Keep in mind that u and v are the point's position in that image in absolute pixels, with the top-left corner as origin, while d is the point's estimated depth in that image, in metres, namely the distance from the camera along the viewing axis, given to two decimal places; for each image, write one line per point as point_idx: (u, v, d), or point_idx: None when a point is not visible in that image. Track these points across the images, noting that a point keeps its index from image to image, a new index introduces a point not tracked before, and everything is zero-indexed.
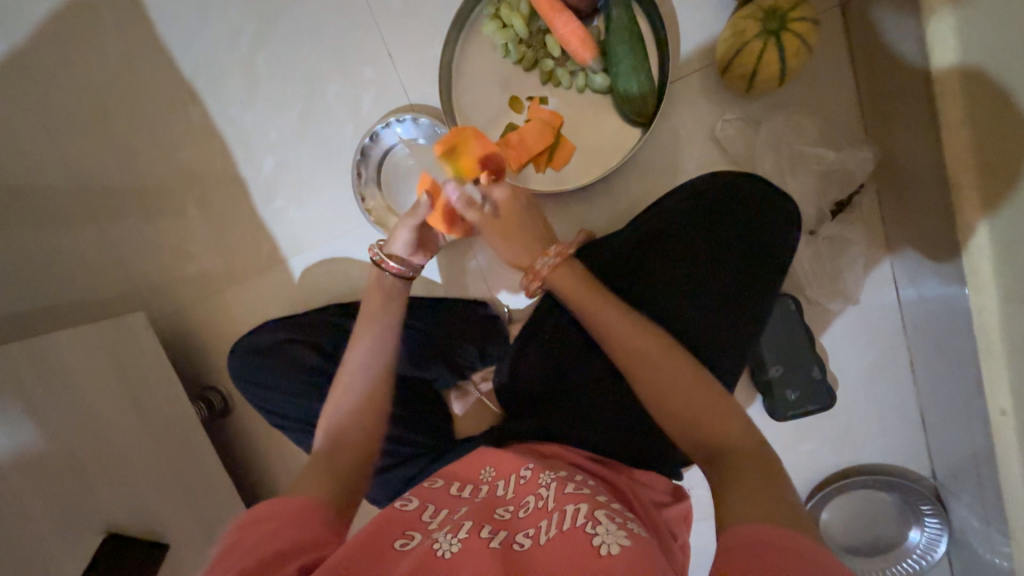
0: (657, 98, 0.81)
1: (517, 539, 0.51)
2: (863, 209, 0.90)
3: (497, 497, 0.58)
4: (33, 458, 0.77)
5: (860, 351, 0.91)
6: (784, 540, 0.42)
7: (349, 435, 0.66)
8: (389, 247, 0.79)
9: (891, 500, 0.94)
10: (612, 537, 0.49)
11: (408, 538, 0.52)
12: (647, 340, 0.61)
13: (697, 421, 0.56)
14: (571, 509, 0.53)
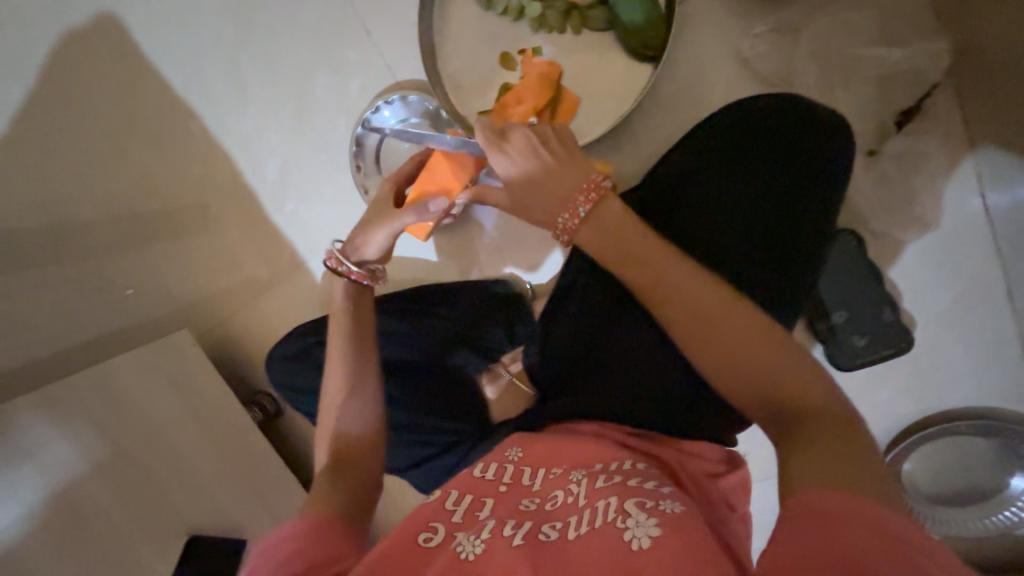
0: (665, 23, 0.71)
1: (543, 531, 0.50)
2: (935, 115, 0.75)
3: (522, 485, 0.56)
4: (113, 475, 0.85)
5: (944, 283, 0.78)
6: (855, 509, 0.38)
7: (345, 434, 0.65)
8: (363, 251, 0.72)
9: (989, 446, 0.83)
10: (642, 530, 0.46)
11: (431, 531, 0.52)
12: (693, 301, 0.52)
13: (766, 389, 0.49)
14: (602, 505, 0.49)
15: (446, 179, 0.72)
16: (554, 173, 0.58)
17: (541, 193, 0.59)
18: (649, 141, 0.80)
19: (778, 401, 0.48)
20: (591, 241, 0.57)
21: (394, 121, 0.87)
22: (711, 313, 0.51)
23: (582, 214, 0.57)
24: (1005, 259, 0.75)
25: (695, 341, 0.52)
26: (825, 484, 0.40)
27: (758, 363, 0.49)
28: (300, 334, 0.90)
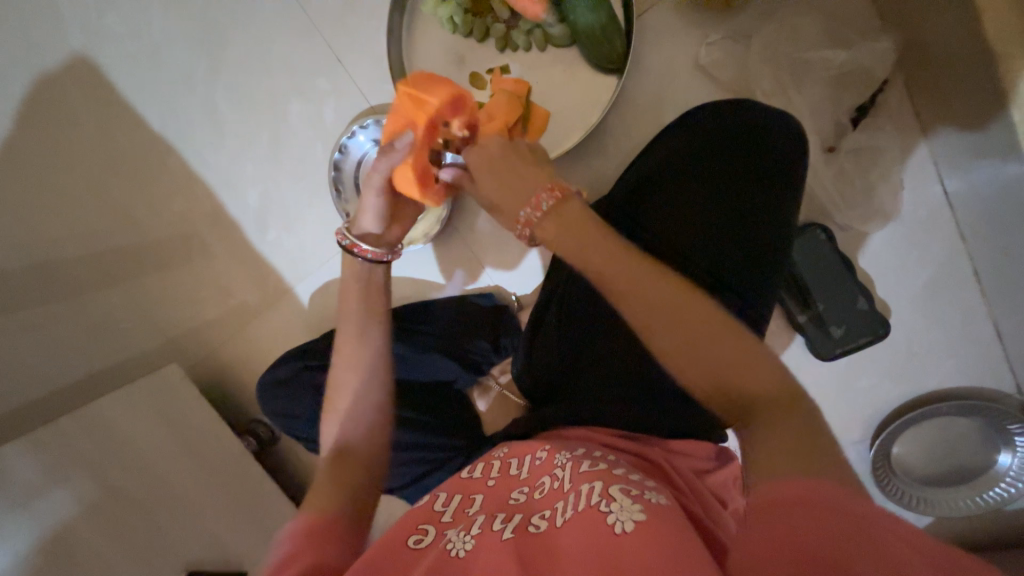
0: (625, 35, 0.73)
1: (532, 522, 0.50)
2: (888, 109, 0.78)
3: (511, 479, 0.57)
4: (108, 516, 0.84)
5: (913, 268, 0.81)
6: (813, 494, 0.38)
7: (354, 444, 0.62)
8: (358, 226, 0.71)
9: (974, 425, 0.85)
10: (626, 514, 0.46)
11: (421, 534, 0.52)
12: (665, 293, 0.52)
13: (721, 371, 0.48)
14: (587, 488, 0.51)
15: (411, 112, 0.67)
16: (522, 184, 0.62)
17: (511, 194, 0.62)
18: (618, 150, 0.82)
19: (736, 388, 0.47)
20: (553, 235, 0.58)
21: (370, 146, 0.88)
22: (687, 305, 0.51)
23: (546, 207, 0.59)
24: (969, 241, 0.78)
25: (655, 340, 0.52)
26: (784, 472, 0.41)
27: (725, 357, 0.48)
28: (289, 360, 0.90)
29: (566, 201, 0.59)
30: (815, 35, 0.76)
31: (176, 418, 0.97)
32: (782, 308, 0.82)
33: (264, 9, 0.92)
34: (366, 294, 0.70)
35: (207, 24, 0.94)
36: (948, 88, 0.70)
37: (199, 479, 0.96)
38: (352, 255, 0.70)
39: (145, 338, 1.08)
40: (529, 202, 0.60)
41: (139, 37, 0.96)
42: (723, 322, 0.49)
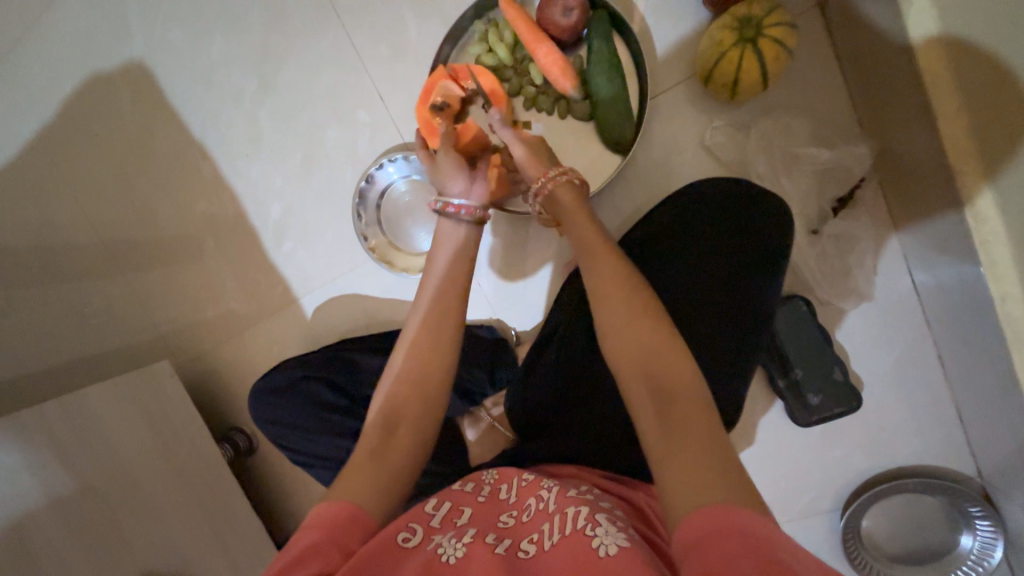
0: (636, 125, 0.82)
1: (521, 546, 0.52)
2: (867, 203, 0.88)
3: (500, 500, 0.59)
4: (70, 510, 0.82)
5: (882, 347, 0.88)
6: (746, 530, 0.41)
7: (412, 418, 0.61)
8: (446, 191, 0.73)
9: (937, 504, 0.89)
10: (611, 539, 0.48)
11: (409, 532, 0.53)
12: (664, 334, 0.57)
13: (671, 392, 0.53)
14: (573, 512, 0.53)
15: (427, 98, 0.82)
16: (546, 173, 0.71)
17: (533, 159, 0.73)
18: (625, 208, 0.90)
19: (666, 392, 0.53)
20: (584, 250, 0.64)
21: (397, 177, 0.95)
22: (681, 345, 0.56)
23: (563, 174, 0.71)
24: (933, 328, 0.85)
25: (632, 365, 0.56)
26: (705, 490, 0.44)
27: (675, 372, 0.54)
28: (285, 368, 0.91)
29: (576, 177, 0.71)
30: (804, 133, 0.87)
31: (157, 416, 0.96)
32: (766, 371, 0.88)
33: (317, 45, 1.01)
34: (454, 270, 0.68)
35: (263, 50, 1.03)
36: (914, 195, 0.80)
37: (170, 483, 0.94)
38: (444, 214, 0.71)
39: (143, 332, 1.09)
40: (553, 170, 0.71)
41: (196, 53, 1.04)
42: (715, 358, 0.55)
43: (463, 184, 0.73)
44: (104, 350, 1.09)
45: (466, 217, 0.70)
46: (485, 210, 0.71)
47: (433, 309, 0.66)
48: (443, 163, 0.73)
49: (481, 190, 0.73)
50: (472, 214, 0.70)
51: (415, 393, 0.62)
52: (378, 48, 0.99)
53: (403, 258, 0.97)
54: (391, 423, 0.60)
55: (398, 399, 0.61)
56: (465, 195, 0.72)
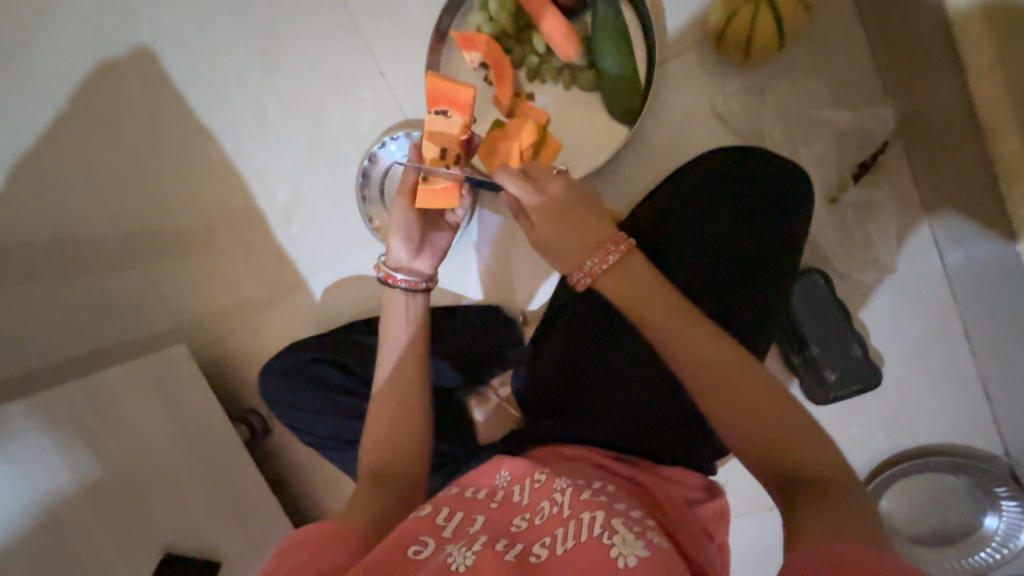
0: (643, 96, 0.79)
1: (534, 550, 0.52)
2: (891, 171, 0.83)
3: (513, 503, 0.59)
4: (95, 489, 0.84)
5: (905, 322, 0.84)
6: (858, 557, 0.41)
7: (389, 460, 0.66)
8: (391, 259, 0.78)
9: (962, 485, 0.86)
10: (629, 549, 0.49)
11: (421, 544, 0.53)
12: (686, 322, 0.57)
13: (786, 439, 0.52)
14: (588, 517, 0.53)
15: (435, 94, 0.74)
16: (578, 235, 0.63)
17: (571, 237, 0.63)
18: (633, 183, 0.87)
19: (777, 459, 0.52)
20: (614, 287, 0.61)
21: (399, 156, 0.94)
22: (697, 348, 0.56)
23: (610, 261, 0.61)
24: (959, 303, 0.81)
25: (717, 392, 0.55)
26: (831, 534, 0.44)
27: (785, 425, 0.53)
28: (296, 350, 0.93)
29: (626, 258, 0.61)
30: (822, 98, 0.83)
31: (176, 400, 1.00)
32: (779, 348, 0.85)
33: (319, 25, 0.99)
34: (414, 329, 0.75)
35: (264, 31, 1.02)
36: (943, 159, 0.75)
37: (189, 463, 0.97)
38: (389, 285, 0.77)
39: (158, 318, 1.11)
40: (595, 255, 0.62)
41: (198, 36, 1.03)
42: (726, 365, 0.55)
43: (407, 254, 0.79)
44: (122, 336, 1.11)
45: (410, 290, 0.76)
46: (429, 285, 0.78)
47: (403, 356, 0.72)
48: (393, 227, 0.77)
49: (425, 262, 0.80)
50: (415, 288, 0.76)
51: (386, 444, 0.66)
52: (379, 23, 0.97)
53: None
54: (377, 466, 0.65)
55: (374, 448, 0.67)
56: (408, 265, 0.78)
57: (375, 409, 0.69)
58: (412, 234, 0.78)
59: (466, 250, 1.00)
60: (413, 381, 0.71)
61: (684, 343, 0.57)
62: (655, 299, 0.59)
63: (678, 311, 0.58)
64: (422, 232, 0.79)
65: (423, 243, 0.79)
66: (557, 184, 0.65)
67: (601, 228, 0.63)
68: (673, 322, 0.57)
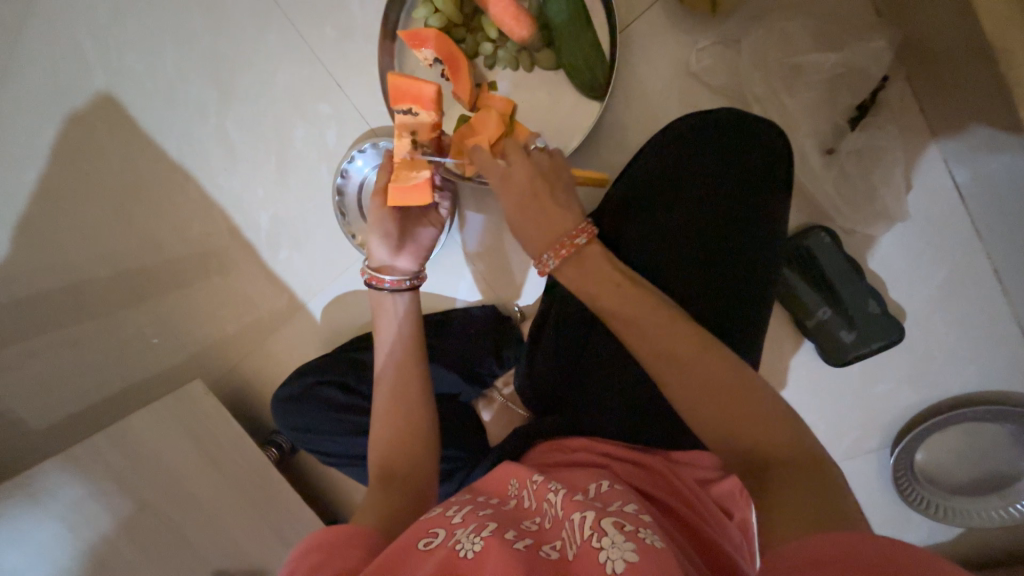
0: (609, 66, 0.74)
1: (544, 549, 0.49)
2: (892, 105, 0.76)
3: (523, 509, 0.56)
4: (138, 528, 0.89)
5: (926, 268, 0.79)
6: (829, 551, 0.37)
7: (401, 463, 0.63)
8: (375, 261, 0.75)
9: (1004, 431, 0.82)
10: (617, 552, 0.46)
11: (431, 536, 0.51)
12: (670, 318, 0.54)
13: (745, 429, 0.50)
14: (578, 519, 0.50)
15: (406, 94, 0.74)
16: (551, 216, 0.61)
17: (533, 224, 0.61)
18: (614, 160, 0.82)
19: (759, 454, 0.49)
20: (598, 280, 0.58)
21: (369, 168, 0.92)
22: (676, 340, 0.53)
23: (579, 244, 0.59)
24: (986, 241, 0.76)
25: (685, 388, 0.52)
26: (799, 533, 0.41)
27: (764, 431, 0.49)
28: (300, 374, 0.94)
29: (584, 247, 0.59)
30: (805, 38, 0.75)
31: (202, 433, 0.99)
32: (789, 314, 0.82)
33: (266, 42, 0.98)
34: (412, 325, 0.73)
35: (215, 58, 1.00)
36: (952, 86, 0.68)
37: (222, 491, 0.97)
38: (375, 287, 0.74)
39: (168, 359, 1.13)
40: (552, 247, 0.60)
41: (154, 73, 1.02)
42: (706, 358, 0.52)
43: (389, 253, 0.76)
44: (134, 382, 1.13)
45: (397, 290, 0.73)
46: (415, 283, 0.75)
47: (401, 357, 0.70)
48: (371, 226, 0.75)
49: (408, 257, 0.78)
50: (402, 286, 0.73)
51: (395, 445, 0.64)
52: (330, 35, 0.95)
53: None
54: (387, 462, 0.63)
55: (382, 452, 0.64)
56: (392, 263, 0.76)
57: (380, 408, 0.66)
58: (390, 232, 0.76)
59: (453, 252, 0.97)
60: (419, 381, 0.68)
61: (664, 336, 0.53)
62: (633, 298, 0.56)
63: (646, 305, 0.55)
64: (399, 228, 0.77)
65: (403, 239, 0.77)
66: (527, 170, 0.63)
67: (563, 216, 0.61)
68: (642, 320, 0.55)
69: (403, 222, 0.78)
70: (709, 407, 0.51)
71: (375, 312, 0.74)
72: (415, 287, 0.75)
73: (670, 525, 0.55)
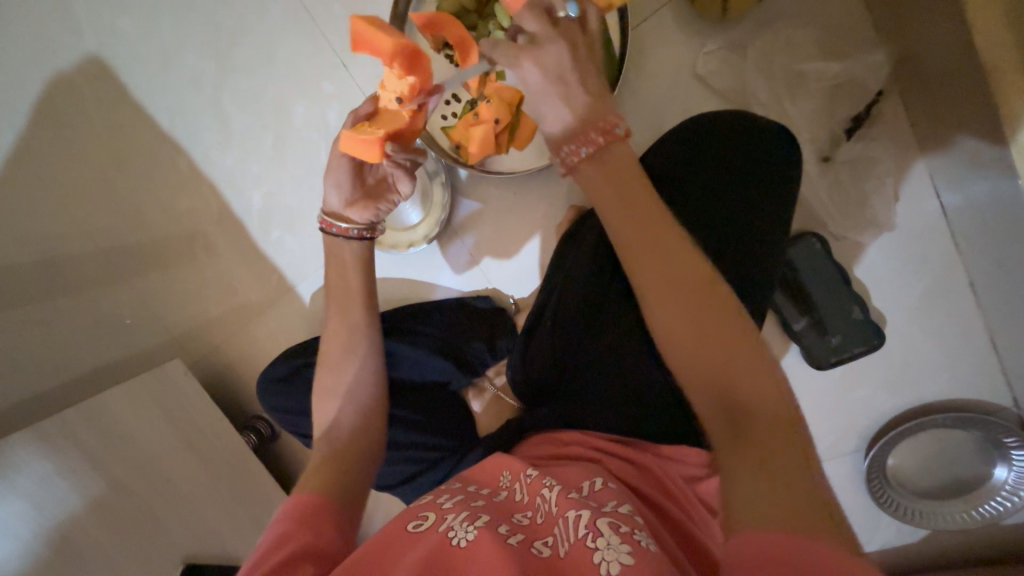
0: (618, 64, 0.76)
1: (536, 545, 0.50)
2: (886, 119, 0.80)
3: (514, 502, 0.56)
4: (106, 509, 0.86)
5: (907, 278, 0.82)
6: (781, 549, 0.37)
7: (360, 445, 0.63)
8: (327, 205, 0.68)
9: (970, 437, 0.86)
10: (613, 555, 0.46)
11: (420, 519, 0.53)
12: (693, 270, 0.52)
13: (734, 386, 0.47)
14: (573, 517, 0.50)
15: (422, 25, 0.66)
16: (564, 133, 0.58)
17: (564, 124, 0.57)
18: None
19: (748, 410, 0.46)
20: (624, 227, 0.54)
21: None
22: (696, 299, 0.50)
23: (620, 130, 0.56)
24: (964, 254, 0.80)
25: (693, 347, 0.49)
26: (755, 517, 0.40)
27: (769, 400, 0.46)
28: (288, 356, 0.91)
29: (613, 145, 0.56)
30: (808, 49, 0.78)
31: (178, 414, 0.95)
32: (776, 317, 0.84)
33: (271, 15, 0.96)
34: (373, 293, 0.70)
35: (216, 28, 0.97)
36: (941, 104, 0.72)
37: (198, 473, 0.94)
38: (329, 233, 0.69)
39: (143, 337, 1.08)
40: (574, 138, 0.56)
41: (148, 39, 0.99)
42: (722, 318, 0.49)
43: (342, 199, 0.68)
44: (102, 361, 1.08)
45: (347, 236, 0.68)
46: (366, 234, 0.68)
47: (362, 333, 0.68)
48: (327, 169, 0.67)
49: (359, 212, 0.68)
50: (361, 234, 0.68)
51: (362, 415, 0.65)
52: (337, 12, 0.94)
53: (391, 235, 0.95)
54: (332, 428, 0.64)
55: (339, 427, 0.64)
56: (344, 214, 0.68)
57: (344, 389, 0.65)
58: (345, 182, 0.67)
59: (451, 241, 0.98)
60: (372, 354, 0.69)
61: (664, 315, 0.51)
62: (662, 236, 0.53)
63: (672, 254, 0.52)
64: (356, 179, 0.68)
65: (362, 192, 0.68)
66: (550, 51, 0.55)
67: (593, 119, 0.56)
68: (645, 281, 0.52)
69: (363, 174, 0.68)
70: (710, 372, 0.48)
71: (350, 269, 0.69)
72: (368, 238, 0.69)
73: (654, 520, 0.56)
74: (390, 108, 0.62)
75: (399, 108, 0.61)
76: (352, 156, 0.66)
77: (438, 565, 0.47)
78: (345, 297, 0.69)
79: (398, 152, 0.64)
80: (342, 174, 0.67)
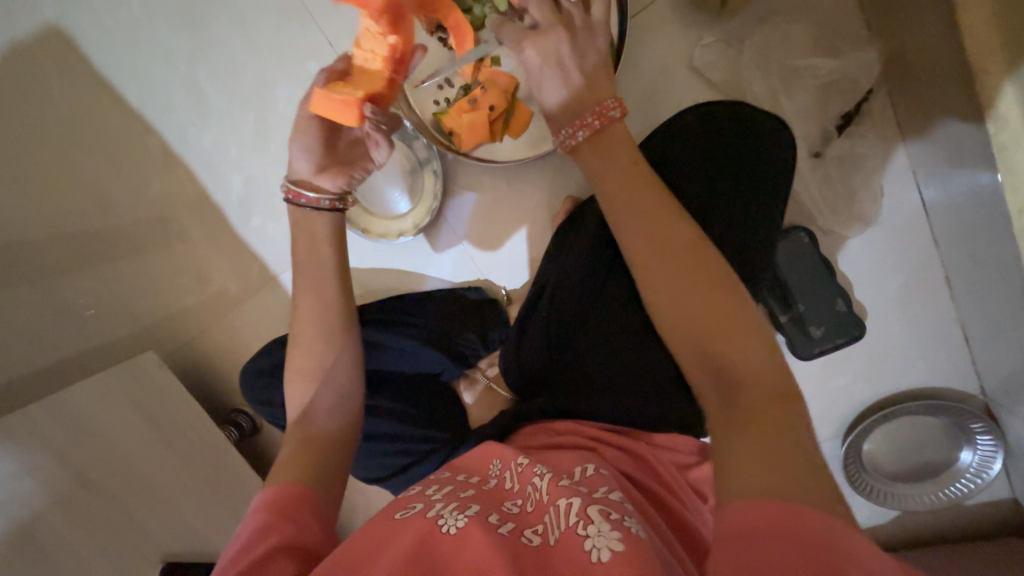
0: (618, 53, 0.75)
1: (525, 534, 0.50)
2: (874, 116, 0.83)
3: (502, 490, 0.56)
4: (74, 508, 0.81)
5: (887, 271, 0.86)
6: (785, 522, 0.35)
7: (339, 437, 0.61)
8: (296, 172, 0.66)
9: (939, 423, 0.90)
10: (603, 541, 0.46)
11: (408, 508, 0.53)
12: (683, 236, 0.53)
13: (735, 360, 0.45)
14: (565, 505, 0.50)
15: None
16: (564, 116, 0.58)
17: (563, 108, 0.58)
18: None
19: (746, 381, 0.44)
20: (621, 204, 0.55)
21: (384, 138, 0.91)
22: (695, 279, 0.49)
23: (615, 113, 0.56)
24: (941, 247, 0.83)
25: (695, 330, 0.48)
26: (750, 493, 0.38)
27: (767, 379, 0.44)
28: (273, 347, 0.88)
29: (610, 127, 0.57)
30: (802, 43, 0.79)
31: (151, 408, 0.91)
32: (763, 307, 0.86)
33: None
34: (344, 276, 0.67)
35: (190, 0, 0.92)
36: (925, 102, 0.75)
37: (174, 469, 0.91)
38: (297, 202, 0.66)
39: (111, 328, 1.03)
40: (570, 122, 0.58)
41: (115, 9, 0.92)
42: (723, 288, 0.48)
43: (312, 167, 0.65)
44: (67, 353, 1.02)
45: (318, 209, 0.66)
46: (338, 206, 0.67)
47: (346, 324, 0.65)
48: (295, 134, 0.64)
49: (330, 179, 0.65)
50: (331, 205, 0.66)
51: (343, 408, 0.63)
52: None
53: (380, 224, 0.93)
54: (311, 412, 0.61)
55: (318, 418, 0.61)
56: (314, 184, 0.66)
57: (327, 376, 0.63)
58: (316, 149, 0.64)
59: (444, 230, 0.97)
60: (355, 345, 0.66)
61: (664, 296, 0.50)
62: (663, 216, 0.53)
63: (671, 231, 0.53)
64: (328, 146, 0.65)
65: (331, 159, 0.66)
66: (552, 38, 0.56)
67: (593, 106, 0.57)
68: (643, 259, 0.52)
69: (336, 139, 0.66)
70: (707, 349, 0.47)
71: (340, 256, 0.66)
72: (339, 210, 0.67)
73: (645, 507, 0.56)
74: (370, 67, 0.60)
75: (379, 66, 0.60)
76: (324, 118, 0.63)
77: (424, 557, 0.46)
78: (327, 286, 0.66)
79: (376, 113, 0.62)
80: (311, 141, 0.64)
